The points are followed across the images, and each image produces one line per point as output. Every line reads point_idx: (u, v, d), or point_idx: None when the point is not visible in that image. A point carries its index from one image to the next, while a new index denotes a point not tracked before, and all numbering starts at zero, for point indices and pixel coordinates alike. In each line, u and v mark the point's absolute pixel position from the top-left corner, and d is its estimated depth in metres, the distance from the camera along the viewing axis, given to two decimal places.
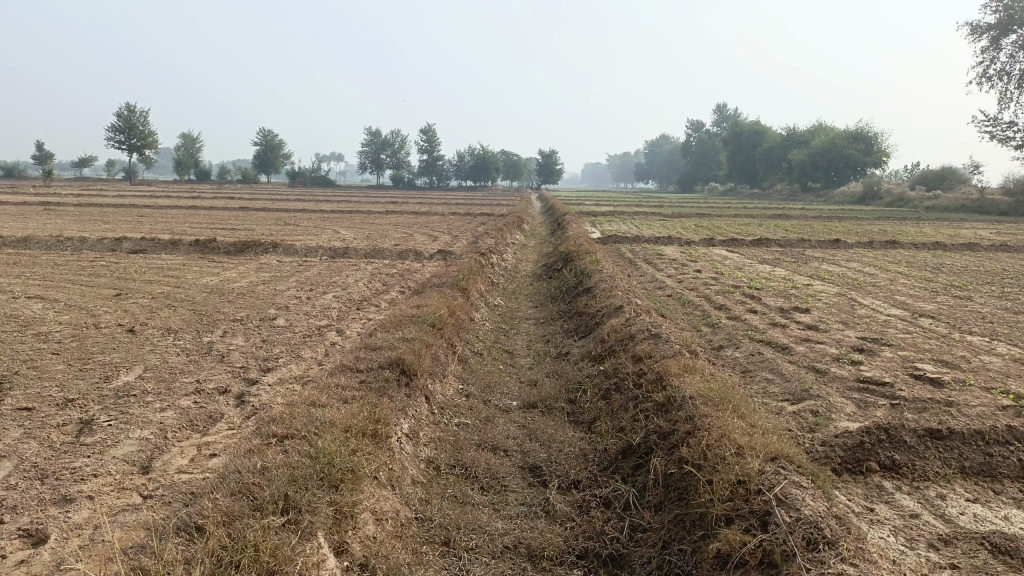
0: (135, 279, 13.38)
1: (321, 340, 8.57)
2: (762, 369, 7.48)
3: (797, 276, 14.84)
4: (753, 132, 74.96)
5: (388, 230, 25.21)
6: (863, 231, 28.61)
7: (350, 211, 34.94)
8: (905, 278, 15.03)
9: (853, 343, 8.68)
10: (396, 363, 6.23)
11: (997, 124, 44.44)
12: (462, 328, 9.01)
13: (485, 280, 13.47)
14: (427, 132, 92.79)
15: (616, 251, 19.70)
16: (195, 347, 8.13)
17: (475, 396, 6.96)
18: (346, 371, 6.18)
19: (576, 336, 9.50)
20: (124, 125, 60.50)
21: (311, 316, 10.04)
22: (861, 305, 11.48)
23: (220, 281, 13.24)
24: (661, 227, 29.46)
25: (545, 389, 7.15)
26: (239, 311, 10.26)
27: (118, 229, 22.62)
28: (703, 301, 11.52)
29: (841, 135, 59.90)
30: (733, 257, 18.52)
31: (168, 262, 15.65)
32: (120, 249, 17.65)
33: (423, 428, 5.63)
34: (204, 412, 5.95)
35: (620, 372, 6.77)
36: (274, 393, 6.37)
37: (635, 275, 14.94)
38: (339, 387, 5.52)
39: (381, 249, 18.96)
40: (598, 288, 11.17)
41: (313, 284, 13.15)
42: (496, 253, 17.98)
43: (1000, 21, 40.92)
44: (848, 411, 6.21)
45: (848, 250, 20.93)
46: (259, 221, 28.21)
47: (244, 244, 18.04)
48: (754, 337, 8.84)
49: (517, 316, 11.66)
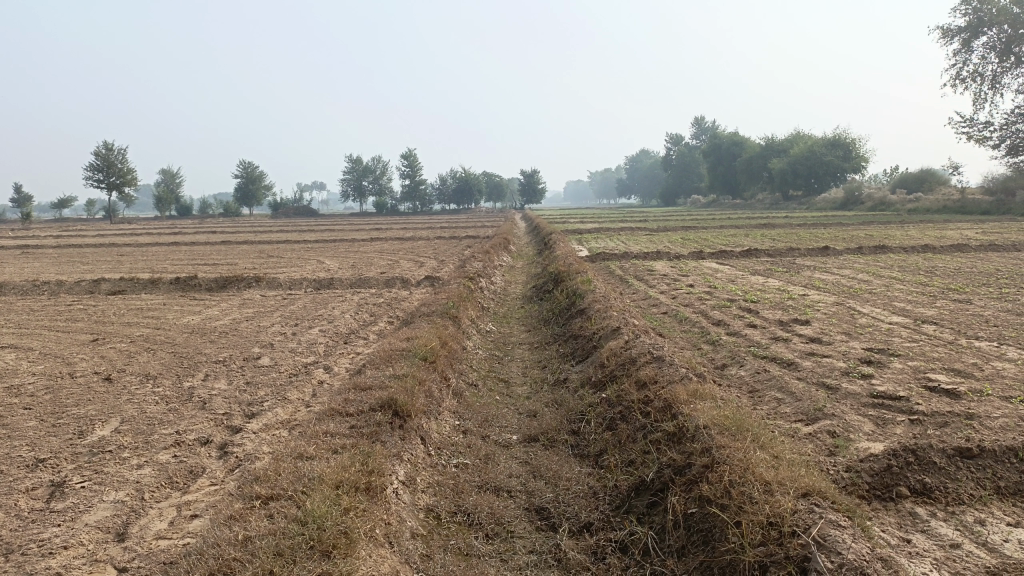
0: (113, 322, 12.96)
1: (308, 379, 8.20)
2: (771, 388, 7.16)
3: (791, 286, 14.60)
4: (732, 143, 75.39)
5: (374, 258, 24.84)
6: (850, 237, 28.52)
7: (334, 240, 34.59)
8: (900, 283, 14.83)
9: (859, 355, 8.39)
10: (388, 404, 5.86)
11: (974, 125, 44.81)
12: (455, 358, 8.66)
13: (475, 306, 13.15)
14: (408, 157, 92.64)
15: (606, 269, 19.45)
16: (176, 394, 7.74)
17: (473, 432, 6.60)
18: (335, 415, 5.82)
19: (573, 360, 9.17)
20: (103, 164, 60.03)
21: (297, 353, 9.66)
22: (861, 314, 11.22)
23: (202, 320, 12.83)
24: (649, 242, 29.27)
25: (546, 421, 6.80)
26: (221, 351, 9.87)
27: (97, 270, 22.15)
28: (700, 318, 11.23)
29: (820, 142, 60.32)
30: (724, 269, 18.29)
31: (148, 302, 15.23)
32: (98, 291, 17.20)
33: (420, 473, 5.26)
34: (185, 468, 5.57)
35: (624, 399, 6.43)
36: (259, 442, 6.00)
37: (627, 293, 14.66)
38: (328, 434, 5.15)
39: (367, 277, 18.60)
40: (592, 310, 10.85)
41: (298, 318, 12.78)
42: (485, 276, 17.68)
43: (970, 23, 41.38)
44: (866, 430, 5.90)
45: (838, 256, 20.80)
46: (241, 255, 27.77)
47: (226, 280, 17.63)
48: (758, 354, 8.53)
49: (511, 341, 11.31)
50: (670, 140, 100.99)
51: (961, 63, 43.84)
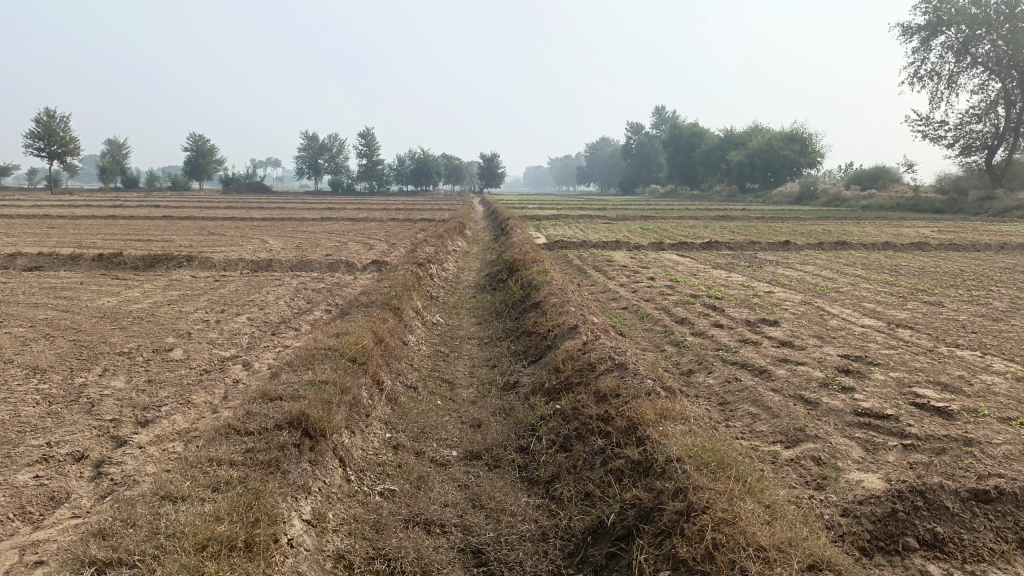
0: (17, 302, 11.62)
1: (222, 377, 7.17)
2: (744, 401, 6.38)
3: (755, 282, 13.93)
4: (691, 134, 75.32)
5: (321, 239, 23.62)
6: (809, 232, 28.14)
7: (282, 219, 33.07)
8: (866, 282, 14.32)
9: (837, 363, 7.68)
10: (298, 421, 4.85)
11: (930, 123, 45.13)
12: (392, 356, 7.68)
13: (423, 295, 12.21)
14: (365, 137, 90.35)
15: (562, 258, 18.69)
16: (61, 393, 6.63)
17: (406, 448, 5.68)
18: (233, 434, 4.81)
19: (525, 360, 8.28)
20: (43, 132, 56.96)
21: (215, 345, 8.57)
22: (831, 315, 10.58)
23: (118, 303, 11.58)
24: (607, 231, 28.55)
25: (491, 435, 5.91)
26: (130, 341, 8.73)
27: (19, 243, 20.49)
28: (662, 315, 10.46)
29: (777, 136, 60.42)
30: (685, 261, 17.67)
31: (64, 281, 13.88)
32: (12, 266, 15.72)
33: (332, 507, 4.31)
34: (45, 493, 4.53)
35: (581, 415, 5.56)
36: (143, 461, 5.01)
37: (586, 285, 13.89)
38: (216, 463, 4.18)
39: (309, 260, 17.44)
40: (548, 303, 9.99)
41: (227, 303, 11.66)
42: (436, 262, 16.68)
43: (929, 22, 41.39)
44: (855, 457, 5.18)
45: (798, 251, 20.29)
46: (180, 231, 26.21)
47: (155, 259, 16.30)
48: (727, 359, 7.76)
49: (458, 336, 10.38)
50: (631, 129, 100.66)
51: (918, 61, 44.03)
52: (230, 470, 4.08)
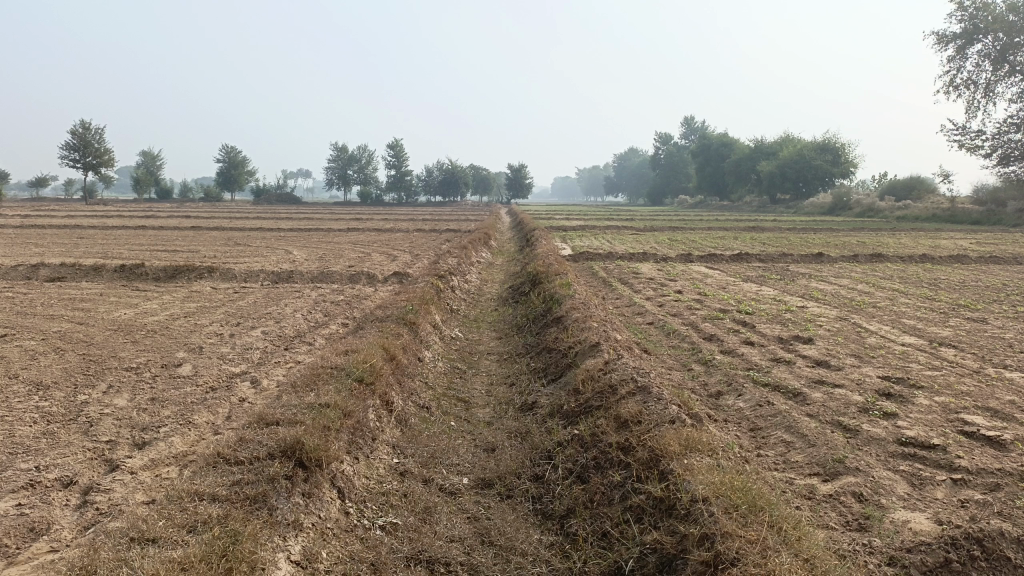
0: (34, 314, 11.48)
1: (228, 395, 6.90)
2: (777, 428, 5.96)
3: (788, 296, 13.40)
4: (721, 144, 74.50)
5: (345, 250, 23.43)
6: (842, 244, 27.39)
7: (308, 230, 33.06)
8: (905, 296, 13.75)
9: (876, 385, 7.20)
10: (293, 450, 4.53)
11: (967, 133, 44.10)
12: (404, 374, 7.36)
13: (442, 308, 11.91)
14: (394, 148, 90.63)
15: (588, 269, 18.30)
16: (61, 411, 6.38)
17: (413, 474, 5.33)
18: (222, 464, 4.52)
19: (544, 379, 7.90)
20: (79, 143, 57.89)
21: (225, 360, 8.31)
22: (869, 332, 10.07)
23: (134, 315, 11.41)
24: (635, 242, 28.08)
25: (504, 463, 5.54)
26: (140, 356, 8.50)
27: (46, 253, 20.55)
28: (690, 331, 10.03)
29: (809, 146, 59.44)
30: (714, 274, 17.19)
31: (84, 292, 13.79)
32: (35, 276, 15.69)
33: (327, 544, 3.97)
34: (24, 524, 4.24)
35: (600, 443, 5.18)
36: (133, 488, 4.73)
37: (611, 298, 13.50)
38: (201, 502, 3.86)
39: (330, 271, 17.22)
40: (570, 318, 9.60)
41: (243, 316, 11.45)
42: (458, 274, 16.37)
43: (965, 30, 40.41)
44: (900, 493, 4.75)
45: (833, 264, 19.67)
46: (206, 241, 26.24)
47: (176, 270, 16.20)
48: (758, 379, 7.32)
49: (477, 351, 10.04)
50: (660, 138, 99.93)
51: (953, 70, 43.05)
52: (213, 510, 3.78)
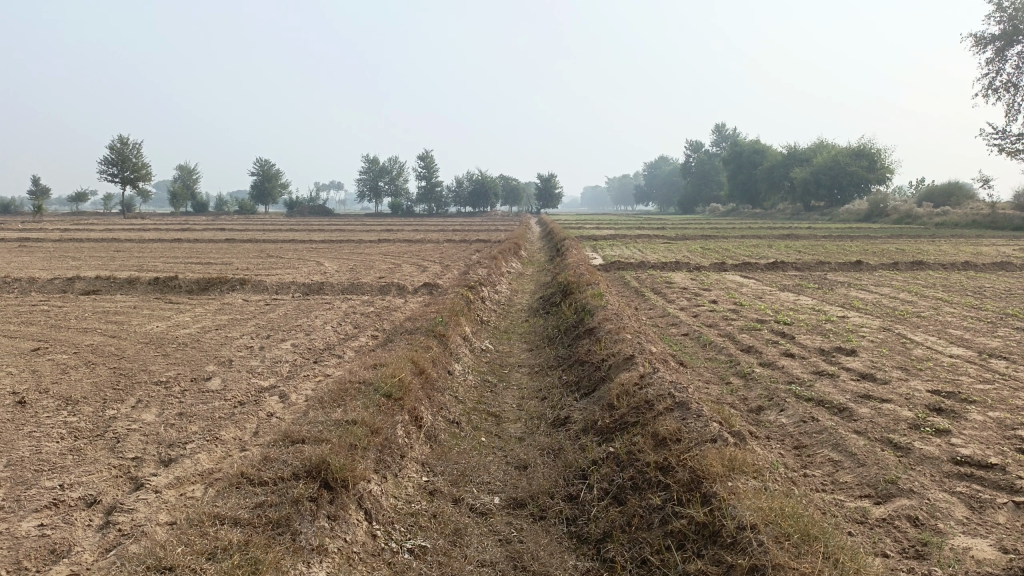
0: (68, 327, 11.55)
1: (255, 410, 6.79)
2: (823, 447, 5.69)
3: (827, 306, 13.04)
4: (753, 151, 73.72)
5: (375, 261, 23.46)
6: (880, 251, 26.78)
7: (340, 241, 33.21)
8: (950, 305, 13.28)
9: (927, 400, 6.87)
10: (319, 470, 4.39)
11: (1007, 137, 43.05)
12: (433, 389, 7.19)
13: (472, 320, 11.75)
14: (425, 159, 91.07)
15: (620, 279, 18.04)
16: (89, 427, 6.31)
17: (442, 493, 5.16)
18: (246, 485, 4.39)
19: (577, 392, 7.68)
20: (117, 158, 59.04)
21: (254, 374, 8.22)
22: (914, 343, 9.69)
23: (166, 328, 11.42)
24: (667, 251, 27.74)
25: (537, 482, 5.34)
26: (169, 370, 8.45)
27: (83, 266, 20.84)
28: (727, 342, 9.74)
29: (844, 152, 58.50)
30: (749, 283, 16.82)
31: (118, 305, 13.88)
32: (71, 290, 15.86)
33: (353, 570, 3.80)
34: (45, 545, 4.14)
35: (637, 462, 4.96)
36: (157, 508, 4.62)
37: (644, 309, 13.25)
38: (222, 527, 3.73)
39: (361, 282, 17.18)
40: (603, 330, 9.37)
41: (273, 329, 11.40)
42: (488, 284, 16.23)
43: (1004, 32, 39.50)
44: (959, 517, 4.46)
45: (872, 272, 19.19)
46: (239, 253, 26.46)
47: (208, 282, 16.28)
48: (801, 394, 7.02)
49: (508, 363, 9.84)
50: (691, 146, 99.22)
51: (992, 73, 42.09)
52: (236, 537, 3.66)
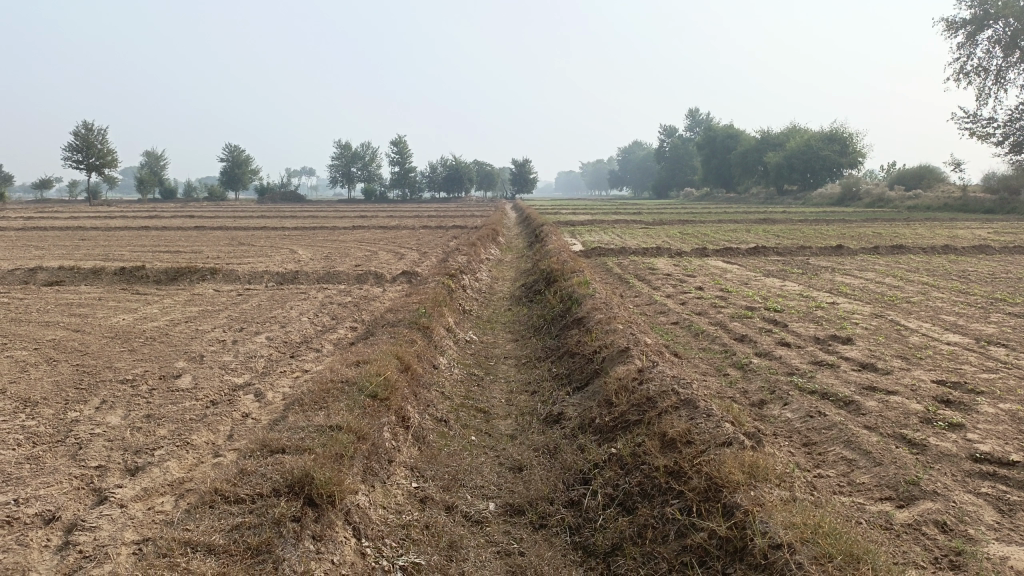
0: (28, 321, 10.96)
1: (229, 411, 6.35)
2: (834, 444, 5.41)
3: (814, 292, 12.80)
4: (726, 136, 73.81)
5: (351, 249, 22.89)
6: (858, 235, 26.70)
7: (313, 228, 32.58)
8: (937, 290, 13.15)
9: (934, 391, 6.62)
10: (301, 485, 4.01)
11: (978, 120, 43.41)
12: (419, 386, 6.81)
13: (454, 310, 11.35)
14: (398, 144, 90.03)
15: (602, 266, 17.74)
16: (49, 432, 5.84)
17: (434, 501, 4.78)
18: (221, 502, 3.99)
19: (569, 386, 7.33)
20: (81, 143, 57.45)
21: (227, 371, 7.76)
22: (909, 331, 9.48)
23: (133, 321, 10.87)
24: (646, 236, 27.49)
25: (535, 486, 4.97)
26: (136, 367, 7.96)
27: (46, 256, 20.08)
28: (719, 331, 9.45)
29: (817, 136, 58.67)
30: (733, 268, 16.61)
31: (82, 296, 13.28)
32: (33, 281, 15.19)
33: None
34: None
35: (644, 465, 4.62)
36: (123, 526, 4.20)
37: (630, 296, 12.94)
38: (196, 558, 3.34)
39: (336, 271, 16.67)
40: (593, 320, 9.03)
41: (247, 321, 10.91)
42: (468, 271, 15.82)
43: (976, 16, 39.64)
44: (990, 521, 4.18)
45: (853, 256, 19.05)
46: (209, 242, 25.72)
47: (177, 272, 15.69)
48: (804, 386, 6.74)
49: (494, 355, 9.47)
50: (665, 131, 99.19)
51: (964, 57, 42.28)
52: (211, 571, 3.27)
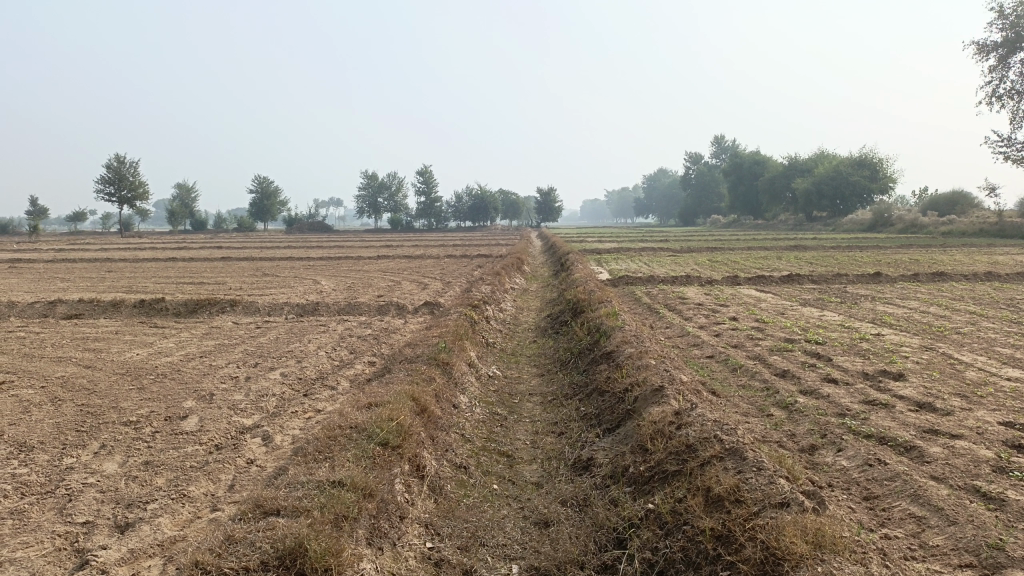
0: (40, 356, 10.66)
1: (234, 457, 5.90)
2: (900, 498, 4.82)
3: (856, 322, 12.15)
4: (753, 162, 73.18)
5: (374, 279, 22.59)
6: (895, 262, 25.87)
7: (339, 258, 32.38)
8: (987, 320, 12.42)
9: (1004, 434, 5.97)
10: (294, 560, 3.58)
11: (1013, 144, 42.33)
12: (437, 429, 6.33)
13: (477, 343, 10.88)
14: (424, 174, 90.48)
15: (630, 295, 17.20)
16: (39, 481, 5.43)
17: (450, 564, 4.26)
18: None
19: (599, 428, 6.79)
20: (114, 177, 58.28)
21: (236, 411, 7.34)
22: (964, 365, 8.83)
23: (146, 357, 10.54)
24: (674, 264, 26.85)
25: (563, 546, 4.44)
26: (143, 407, 7.57)
27: (70, 288, 20.00)
28: (758, 366, 8.86)
29: (846, 162, 57.87)
30: (767, 298, 15.96)
31: (99, 330, 13.04)
32: (52, 314, 15.00)
33: None
34: None
35: (687, 527, 4.08)
36: None
37: (660, 327, 12.41)
38: None
39: (358, 302, 16.31)
40: (623, 355, 8.49)
41: (263, 355, 10.53)
42: (492, 302, 15.38)
43: (1007, 38, 38.78)
44: None
45: (893, 284, 18.29)
46: (233, 272, 25.62)
47: (197, 304, 15.43)
48: (858, 429, 6.13)
49: (518, 392, 8.96)
50: (690, 158, 98.72)
51: (996, 80, 41.38)
52: None
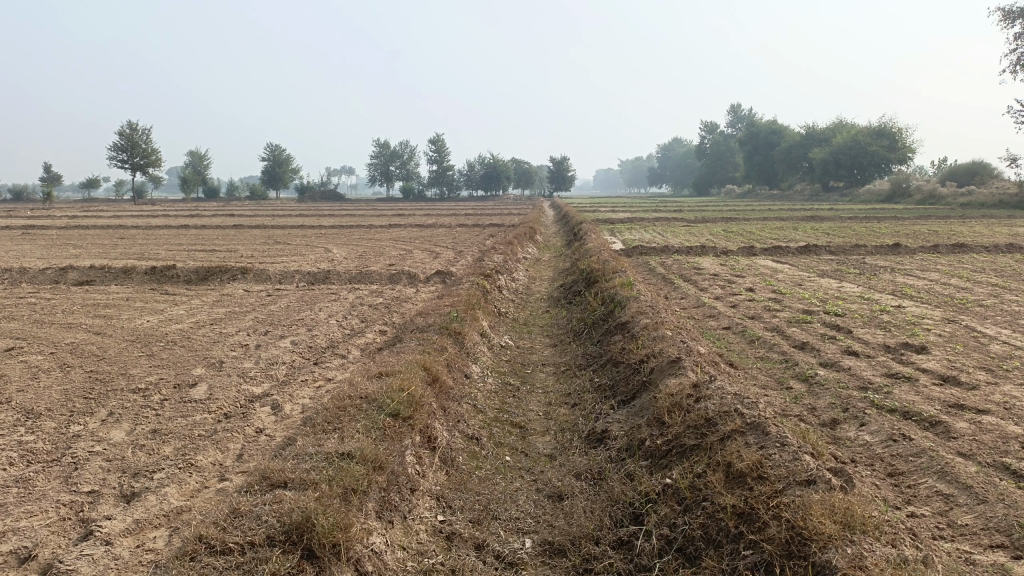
0: (51, 323, 10.60)
1: (242, 426, 5.80)
2: (927, 475, 4.66)
3: (876, 293, 11.90)
4: (769, 131, 72.20)
5: (386, 247, 22.45)
6: (913, 233, 25.44)
7: (351, 226, 32.22)
8: (1009, 292, 12.14)
9: None
10: (301, 536, 3.47)
11: None
12: (448, 399, 6.20)
13: (489, 312, 10.74)
14: (436, 142, 89.86)
15: (644, 265, 16.98)
16: (46, 449, 5.36)
17: (461, 538, 4.14)
18: (207, 552, 3.46)
19: (614, 400, 6.64)
20: (127, 144, 58.14)
21: (245, 379, 7.24)
22: (988, 338, 8.60)
23: (157, 324, 10.46)
24: (689, 234, 26.51)
25: (577, 520, 4.31)
26: (151, 375, 7.48)
27: (82, 255, 19.97)
28: (776, 337, 8.68)
29: (864, 131, 56.97)
30: (784, 268, 15.71)
31: (110, 297, 12.97)
32: (64, 280, 14.95)
33: None
34: None
35: (707, 503, 3.94)
36: (104, 570, 3.67)
37: (675, 298, 12.21)
38: None
39: (369, 270, 16.18)
40: (638, 325, 8.31)
41: (273, 323, 10.43)
42: (504, 271, 15.22)
43: None
44: None
45: (912, 256, 17.96)
46: (245, 240, 25.51)
47: (208, 271, 15.33)
48: (881, 404, 5.96)
49: (531, 362, 8.83)
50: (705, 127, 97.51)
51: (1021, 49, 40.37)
52: None
